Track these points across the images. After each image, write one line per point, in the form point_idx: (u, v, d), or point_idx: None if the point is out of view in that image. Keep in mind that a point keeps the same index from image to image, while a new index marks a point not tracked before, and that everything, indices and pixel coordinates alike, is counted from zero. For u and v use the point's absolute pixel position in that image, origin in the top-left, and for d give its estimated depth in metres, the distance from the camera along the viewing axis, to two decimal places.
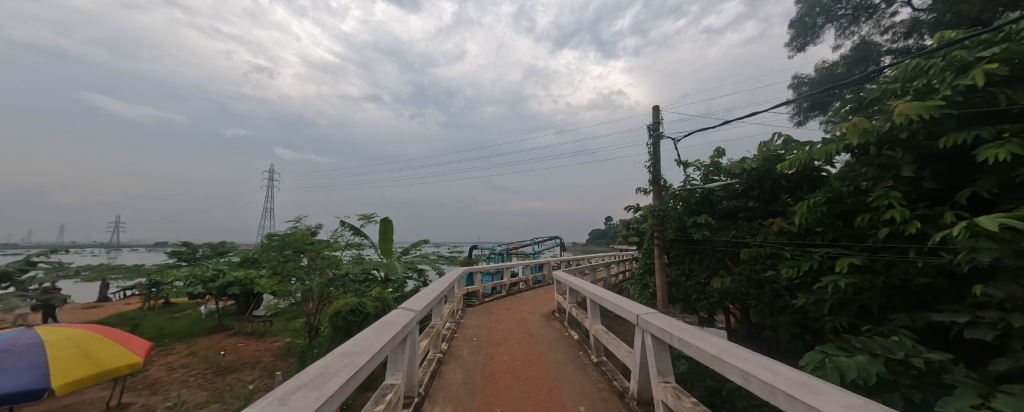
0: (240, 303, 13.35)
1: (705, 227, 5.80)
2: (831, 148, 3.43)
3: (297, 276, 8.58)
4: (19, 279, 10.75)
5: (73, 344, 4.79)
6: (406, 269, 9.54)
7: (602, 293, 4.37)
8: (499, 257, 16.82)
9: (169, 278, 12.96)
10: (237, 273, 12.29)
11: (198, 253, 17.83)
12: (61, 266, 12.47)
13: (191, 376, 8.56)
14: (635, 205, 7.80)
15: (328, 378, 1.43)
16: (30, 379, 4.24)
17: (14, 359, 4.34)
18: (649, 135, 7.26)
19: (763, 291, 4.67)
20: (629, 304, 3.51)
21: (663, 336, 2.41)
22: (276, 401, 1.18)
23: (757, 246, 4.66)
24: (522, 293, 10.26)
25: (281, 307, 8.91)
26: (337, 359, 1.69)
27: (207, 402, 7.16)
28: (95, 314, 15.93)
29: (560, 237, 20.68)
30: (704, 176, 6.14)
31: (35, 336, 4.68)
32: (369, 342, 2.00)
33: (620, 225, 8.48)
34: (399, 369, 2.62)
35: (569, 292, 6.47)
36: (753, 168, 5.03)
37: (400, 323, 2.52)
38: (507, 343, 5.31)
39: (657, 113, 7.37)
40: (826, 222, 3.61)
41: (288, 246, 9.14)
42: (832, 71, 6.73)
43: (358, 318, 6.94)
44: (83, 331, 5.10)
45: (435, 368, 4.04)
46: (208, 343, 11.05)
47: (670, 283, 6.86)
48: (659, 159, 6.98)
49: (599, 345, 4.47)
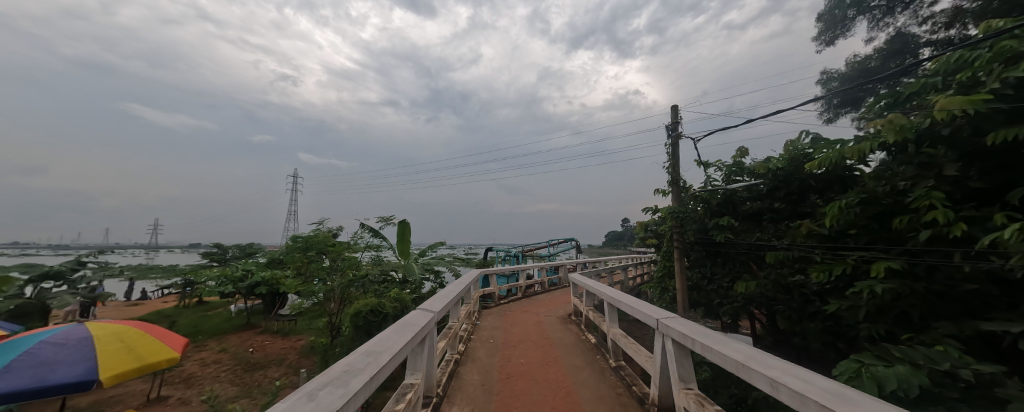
0: (267, 302, 14.00)
1: (727, 230, 5.62)
2: (864, 146, 3.26)
3: (320, 277, 8.92)
4: (71, 278, 11.67)
5: (118, 340, 5.18)
6: (423, 271, 9.75)
7: (620, 296, 4.31)
8: (514, 259, 16.85)
9: (202, 278, 13.77)
10: (265, 273, 12.91)
11: (228, 254, 18.84)
12: (108, 266, 13.45)
13: (223, 372, 9.04)
14: (654, 207, 7.66)
15: (353, 376, 1.51)
16: (81, 370, 4.62)
17: (67, 352, 4.71)
18: (668, 135, 7.11)
19: (791, 296, 4.49)
20: (648, 308, 3.45)
21: (685, 342, 2.35)
22: (305, 396, 1.26)
23: (785, 249, 4.48)
24: (539, 296, 10.26)
25: (305, 306, 9.30)
26: (360, 357, 1.77)
27: (238, 397, 7.56)
28: (135, 311, 17.05)
29: (576, 239, 20.49)
30: (726, 176, 5.96)
31: (84, 332, 5.07)
32: (390, 342, 2.08)
33: (638, 227, 8.33)
34: (419, 369, 2.69)
35: (586, 295, 6.43)
36: (779, 168, 4.84)
37: (418, 324, 2.59)
38: (523, 345, 5.33)
39: (675, 112, 7.21)
40: (860, 224, 3.43)
41: (313, 248, 9.51)
42: (865, 65, 6.37)
43: (378, 318, 7.15)
44: (126, 327, 5.49)
45: (453, 369, 4.10)
46: (238, 340, 11.66)
47: (691, 287, 6.68)
48: (678, 159, 6.82)
49: (617, 349, 4.42)
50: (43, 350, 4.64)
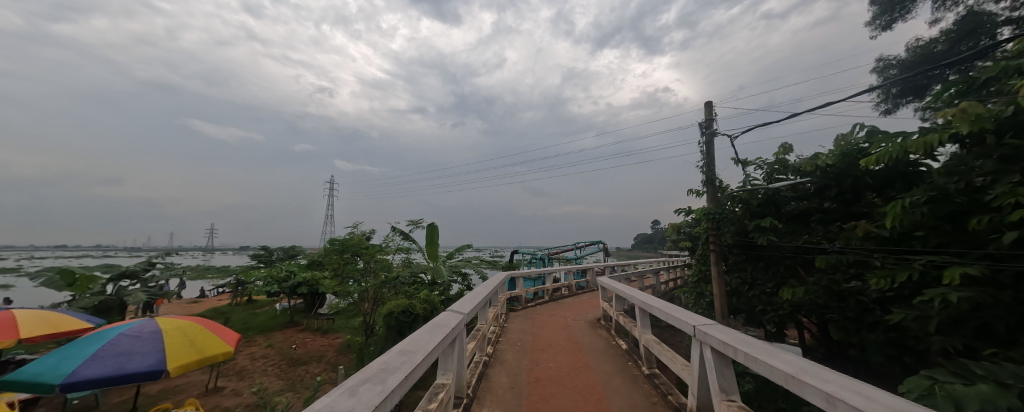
0: (308, 302, 14.84)
1: (771, 232, 5.26)
2: (931, 139, 2.95)
3: (355, 278, 9.30)
4: (143, 278, 12.82)
5: (183, 333, 5.68)
6: (451, 273, 9.94)
7: (652, 301, 4.16)
8: (541, 262, 16.76)
9: (252, 278, 14.85)
10: (306, 274, 13.70)
11: (274, 256, 20.19)
12: (172, 267, 14.84)
13: (270, 366, 9.68)
14: (687, 209, 7.35)
15: (390, 374, 1.56)
16: (153, 361, 5.13)
17: (142, 343, 5.26)
18: (702, 133, 6.81)
19: (847, 304, 4.13)
20: (683, 313, 3.31)
21: (725, 351, 2.23)
22: (347, 392, 1.32)
23: (837, 252, 4.13)
24: (566, 299, 10.13)
25: (342, 306, 9.76)
26: (396, 356, 1.83)
27: (284, 390, 8.07)
28: (195, 308, 18.69)
29: (603, 242, 20.04)
30: (768, 175, 5.60)
31: (155, 326, 5.62)
32: (423, 342, 2.14)
33: (670, 229, 8.02)
34: (449, 369, 2.73)
35: (615, 299, 6.26)
36: (829, 164, 4.49)
37: (448, 325, 2.63)
38: (551, 349, 5.27)
39: (709, 109, 6.89)
40: (929, 226, 3.10)
41: (348, 250, 9.96)
42: (931, 49, 5.76)
43: (409, 318, 7.36)
44: (189, 322, 6.01)
45: (482, 371, 4.13)
46: (283, 336, 12.45)
47: (730, 293, 6.31)
48: (713, 158, 6.51)
49: (650, 356, 4.26)
50: (122, 341, 5.17)
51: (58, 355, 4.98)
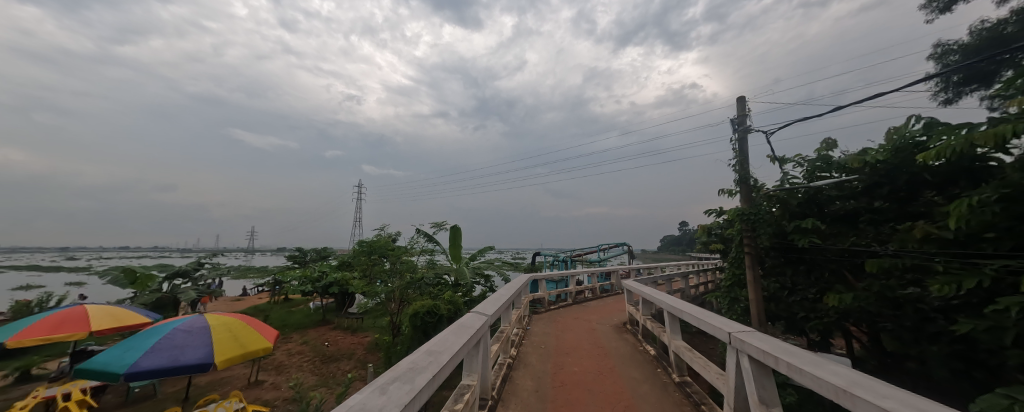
0: (339, 301, 15.47)
1: (812, 234, 4.93)
2: (1003, 130, 2.66)
3: (382, 278, 9.59)
4: (193, 276, 13.81)
5: (228, 329, 6.07)
6: (474, 275, 10.05)
7: (682, 305, 3.99)
8: (563, 264, 16.60)
9: (288, 277, 15.67)
10: (336, 275, 14.28)
11: (308, 257, 21.23)
12: (218, 266, 15.94)
13: (305, 362, 10.16)
14: (718, 210, 7.03)
15: (418, 373, 1.59)
16: (203, 354, 5.52)
17: (193, 338, 5.67)
18: (734, 130, 6.49)
19: (903, 313, 3.79)
20: (717, 319, 3.15)
21: (764, 360, 2.11)
22: (378, 389, 1.36)
23: (891, 256, 3.80)
24: (590, 302, 9.97)
25: (370, 305, 10.09)
26: (423, 356, 1.86)
27: (317, 386, 8.45)
28: (238, 306, 19.96)
29: (628, 244, 19.55)
30: (809, 173, 5.25)
31: (203, 321, 6.02)
32: (449, 343, 2.16)
33: (700, 231, 7.71)
34: (474, 371, 2.75)
35: (642, 303, 6.08)
36: (879, 160, 4.15)
37: (473, 326, 2.65)
38: (575, 354, 5.17)
39: (742, 104, 6.56)
40: (1001, 227, 2.79)
41: (376, 252, 10.29)
42: (1000, 30, 5.19)
43: (434, 319, 7.49)
44: (233, 318, 6.40)
45: (506, 373, 4.13)
46: (316, 334, 13.05)
47: (767, 298, 5.96)
48: (747, 156, 6.19)
49: (681, 363, 4.09)
50: (176, 336, 5.60)
51: (122, 347, 5.44)
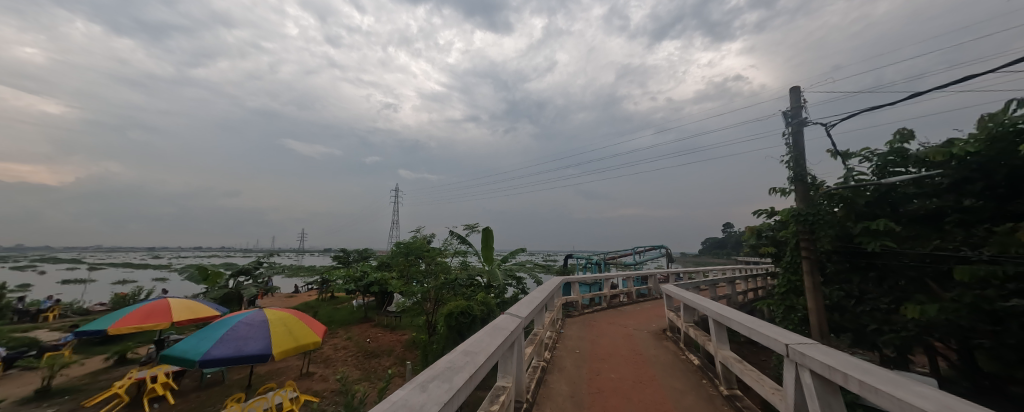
0: (379, 300, 16.22)
1: (884, 236, 4.41)
2: None
3: (418, 278, 9.93)
4: (254, 274, 15.09)
5: (283, 323, 6.56)
6: (506, 276, 10.13)
7: (730, 313, 3.72)
8: (597, 267, 16.20)
9: (334, 276, 16.70)
10: (376, 275, 15.00)
11: (351, 257, 22.51)
12: (274, 265, 17.34)
13: (349, 356, 10.76)
14: (769, 210, 6.50)
15: (455, 373, 1.62)
16: (263, 345, 6.03)
17: (254, 330, 6.22)
18: (787, 123, 5.98)
19: (1005, 328, 3.27)
20: (770, 329, 2.90)
21: (830, 376, 1.91)
22: (418, 387, 1.40)
23: (987, 262, 3.29)
24: (626, 307, 9.63)
25: (407, 305, 10.49)
26: (460, 356, 1.89)
27: (361, 380, 8.92)
28: (291, 302, 21.61)
29: (666, 246, 18.65)
30: (879, 168, 4.71)
31: (262, 316, 6.57)
32: (484, 344, 2.17)
33: (748, 233, 7.18)
34: (509, 373, 2.76)
35: (683, 309, 5.77)
36: (970, 152, 3.63)
37: (507, 328, 2.66)
38: (612, 359, 5.01)
39: (796, 95, 6.03)
40: None
41: (412, 253, 10.65)
42: None
43: (468, 319, 7.61)
44: (287, 313, 6.92)
45: (540, 376, 4.10)
46: (359, 330, 13.78)
47: (829, 308, 5.41)
48: (802, 151, 5.67)
49: (729, 375, 3.82)
50: (240, 328, 6.16)
51: (196, 336, 6.08)
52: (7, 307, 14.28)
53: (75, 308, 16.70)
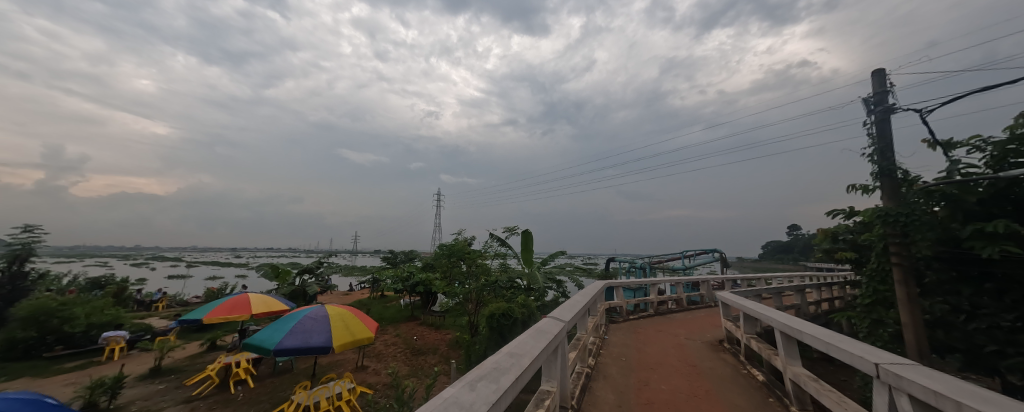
0: (425, 299, 16.91)
1: (1005, 240, 3.70)
2: None
3: (460, 280, 10.21)
4: (315, 273, 16.53)
5: (342, 319, 7.11)
6: (546, 279, 10.08)
7: (801, 325, 3.35)
8: (641, 271, 15.48)
9: (383, 276, 17.74)
10: (421, 275, 15.69)
11: (398, 258, 23.79)
12: (332, 265, 18.85)
13: (399, 353, 11.35)
14: (848, 210, 5.75)
15: (502, 374, 1.63)
16: (324, 339, 6.59)
17: (317, 324, 6.80)
18: (870, 111, 5.26)
19: None
20: (855, 345, 2.55)
21: (935, 404, 1.63)
22: (467, 386, 1.43)
23: None
24: (676, 314, 9.08)
25: (450, 305, 10.82)
26: (506, 357, 1.90)
27: (410, 375, 9.39)
28: (347, 299, 23.33)
29: (719, 250, 17.27)
30: (995, 160, 3.98)
31: (324, 311, 7.15)
32: (529, 347, 2.18)
33: (820, 237, 6.41)
34: (554, 377, 2.73)
35: (743, 319, 5.30)
36: None
37: (551, 331, 2.64)
38: (662, 370, 4.74)
39: (880, 79, 5.29)
40: None
41: (454, 255, 10.95)
42: None
43: (509, 321, 7.66)
44: (344, 310, 7.46)
45: (585, 383, 3.98)
46: (406, 328, 14.50)
47: (930, 323, 4.64)
48: (890, 142, 4.95)
49: (801, 394, 3.44)
50: (306, 321, 6.76)
51: (271, 327, 6.77)
52: (129, 297, 17.08)
53: (177, 300, 19.52)
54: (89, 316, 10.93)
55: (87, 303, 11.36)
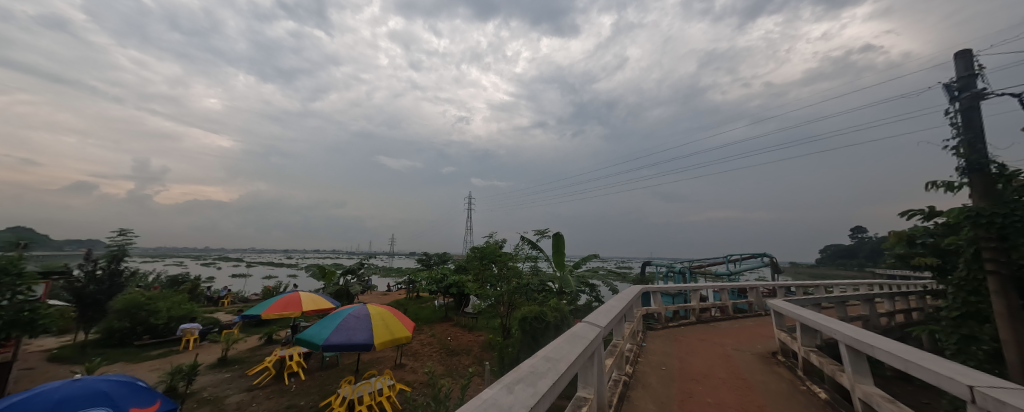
0: (458, 301, 17.24)
1: None
2: None
3: (492, 282, 10.29)
4: (357, 274, 17.46)
5: (381, 318, 7.45)
6: (579, 283, 9.92)
7: (871, 339, 3.00)
8: (681, 276, 14.73)
9: (419, 278, 18.33)
10: (455, 277, 16.03)
11: (433, 260, 24.48)
12: (372, 267, 19.80)
13: (434, 352, 11.65)
14: (926, 211, 5.12)
15: (539, 378, 1.62)
16: (366, 336, 6.92)
17: (359, 322, 7.16)
18: (952, 98, 4.65)
19: None
20: (941, 364, 2.25)
21: None
22: (505, 388, 1.44)
23: None
24: (721, 322, 8.52)
25: (483, 307, 10.93)
26: (541, 361, 1.88)
27: (445, 375, 9.60)
28: (386, 299, 24.37)
29: (769, 255, 16.00)
30: None
31: (365, 310, 7.51)
32: (565, 352, 2.14)
33: (893, 240, 5.74)
34: (590, 384, 2.67)
35: (799, 330, 4.86)
36: None
37: (587, 337, 2.58)
38: (707, 382, 4.46)
39: (966, 61, 4.66)
40: None
41: (486, 257, 11.05)
42: None
43: (542, 325, 7.60)
44: (383, 309, 7.80)
45: (623, 392, 3.84)
46: (441, 328, 14.86)
47: None
48: (980, 132, 4.34)
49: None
50: (350, 319, 7.15)
51: (320, 324, 7.23)
52: (201, 293, 19.06)
53: (240, 296, 21.48)
54: (169, 310, 12.24)
55: (168, 298, 12.80)
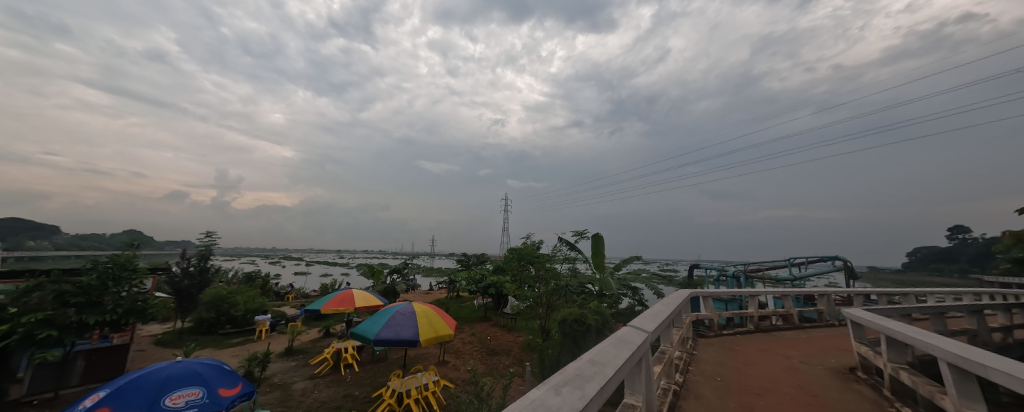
0: (497, 302, 17.41)
1: None
2: None
3: (531, 283, 10.27)
4: (402, 273, 18.33)
5: (426, 316, 7.75)
6: (621, 286, 9.60)
7: (982, 358, 2.56)
8: (734, 281, 13.64)
9: (460, 278, 18.80)
10: (493, 278, 16.23)
11: (472, 261, 24.99)
12: (415, 267, 20.70)
13: (475, 351, 11.89)
14: None
15: (586, 381, 1.59)
16: (412, 332, 7.25)
17: (405, 319, 7.51)
18: None
19: None
20: None
21: None
22: (552, 390, 1.43)
23: None
24: (784, 332, 7.75)
25: (521, 308, 10.95)
26: (587, 365, 1.84)
27: (486, 374, 9.77)
28: (429, 298, 25.28)
29: (840, 258, 14.26)
30: None
31: (410, 308, 7.86)
32: (611, 356, 2.07)
33: None
34: (638, 391, 2.55)
35: (885, 344, 4.27)
36: None
37: (633, 341, 2.47)
38: (771, 397, 4.07)
39: None
40: None
41: (524, 259, 11.05)
42: None
43: (583, 327, 7.43)
44: (427, 306, 8.09)
45: (673, 401, 3.63)
46: (481, 328, 15.11)
47: None
48: None
49: None
50: (397, 316, 7.52)
51: (371, 319, 7.69)
52: (270, 289, 21.20)
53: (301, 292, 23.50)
54: (246, 303, 13.74)
55: (244, 292, 14.37)
